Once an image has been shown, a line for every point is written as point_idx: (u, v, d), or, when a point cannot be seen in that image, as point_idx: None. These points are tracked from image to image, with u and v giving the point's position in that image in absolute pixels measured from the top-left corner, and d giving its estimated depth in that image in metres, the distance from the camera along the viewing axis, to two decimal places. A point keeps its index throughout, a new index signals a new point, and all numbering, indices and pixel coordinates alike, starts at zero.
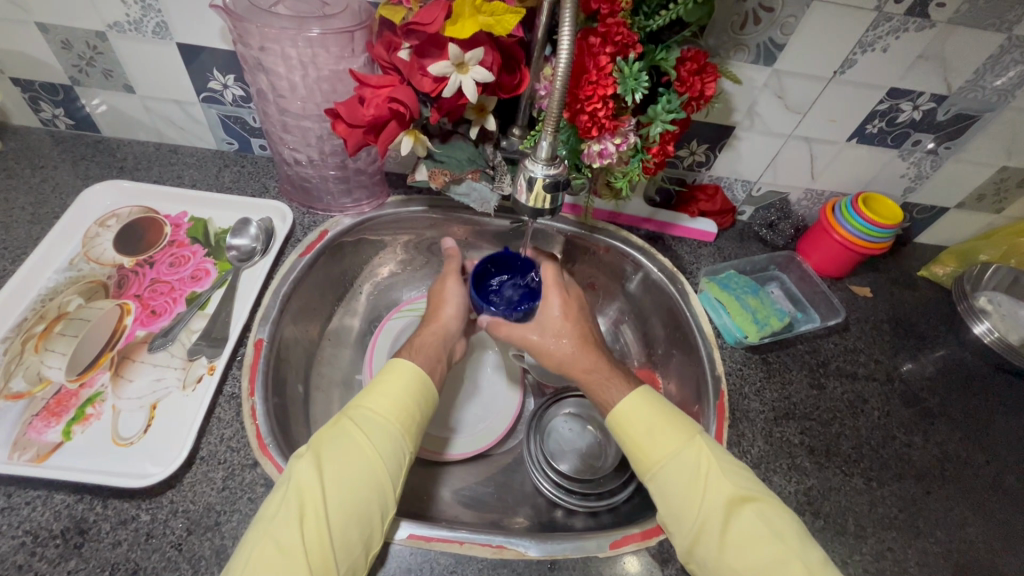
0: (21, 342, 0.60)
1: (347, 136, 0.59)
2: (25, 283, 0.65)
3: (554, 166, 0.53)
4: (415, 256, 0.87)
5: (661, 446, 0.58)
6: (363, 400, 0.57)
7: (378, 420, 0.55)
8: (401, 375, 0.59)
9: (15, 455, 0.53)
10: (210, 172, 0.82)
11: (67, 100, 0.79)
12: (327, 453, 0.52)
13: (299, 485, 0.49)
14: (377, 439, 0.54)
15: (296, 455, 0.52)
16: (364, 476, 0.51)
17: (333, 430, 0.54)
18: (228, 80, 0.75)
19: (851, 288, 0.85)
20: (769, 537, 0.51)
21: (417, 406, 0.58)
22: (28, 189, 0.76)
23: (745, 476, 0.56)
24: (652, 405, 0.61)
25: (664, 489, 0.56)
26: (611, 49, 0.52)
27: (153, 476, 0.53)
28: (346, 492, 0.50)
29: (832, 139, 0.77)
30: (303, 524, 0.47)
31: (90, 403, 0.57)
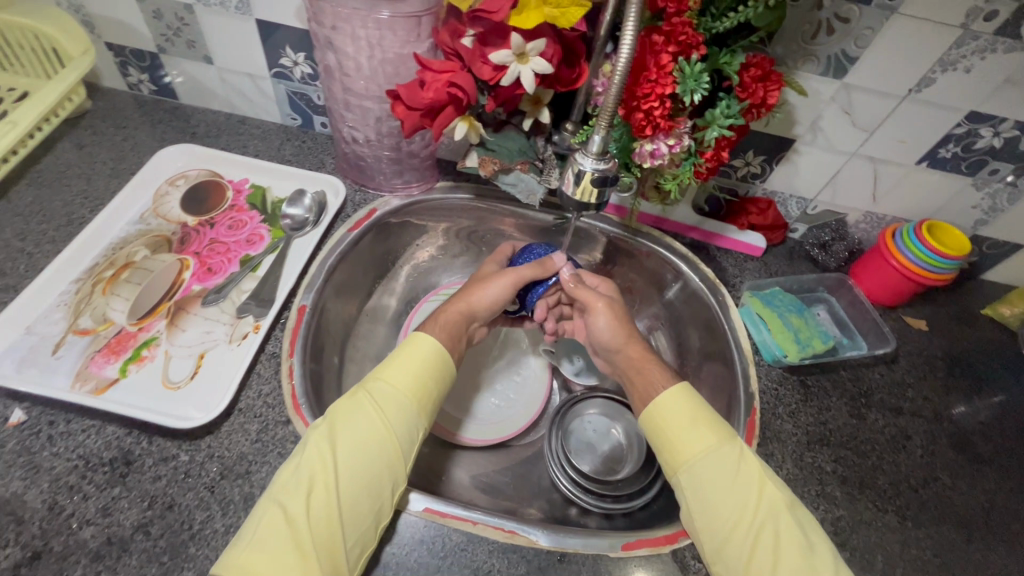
0: (92, 284, 0.65)
1: (405, 117, 0.62)
2: (100, 231, 0.70)
3: (605, 162, 0.54)
4: (456, 243, 0.89)
5: (696, 444, 0.56)
6: (381, 372, 0.58)
7: (394, 393, 0.56)
8: (418, 348, 0.60)
9: (77, 385, 0.57)
10: (273, 144, 0.86)
11: (152, 67, 0.85)
12: (340, 424, 0.54)
13: (313, 454, 0.51)
14: (390, 413, 0.55)
15: (312, 425, 0.54)
16: (374, 449, 0.52)
17: (349, 402, 0.55)
18: (298, 58, 0.78)
19: (904, 318, 0.80)
20: (800, 545, 0.51)
21: (433, 380, 0.59)
22: (110, 145, 0.82)
23: (778, 482, 0.56)
24: (691, 404, 0.59)
25: (694, 489, 0.55)
26: (673, 48, 0.51)
27: (194, 421, 0.56)
28: (358, 462, 0.52)
29: (898, 161, 0.73)
30: (313, 492, 0.49)
31: (146, 346, 0.61)
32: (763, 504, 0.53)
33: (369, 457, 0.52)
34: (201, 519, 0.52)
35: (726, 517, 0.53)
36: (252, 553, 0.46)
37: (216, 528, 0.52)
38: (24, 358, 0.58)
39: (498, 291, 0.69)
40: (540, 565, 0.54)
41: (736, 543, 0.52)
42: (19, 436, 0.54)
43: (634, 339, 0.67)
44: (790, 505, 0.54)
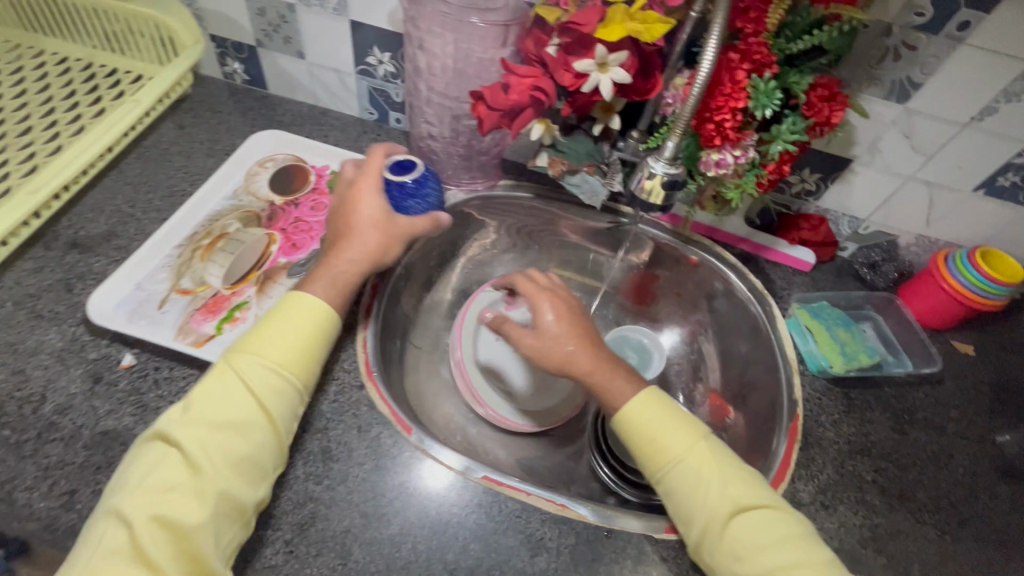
0: (191, 250, 0.72)
1: (485, 117, 0.66)
2: (199, 203, 0.77)
3: (674, 167, 0.58)
4: (512, 240, 0.93)
5: (674, 446, 0.58)
6: (254, 341, 0.57)
7: (259, 363, 0.55)
8: (291, 308, 0.58)
9: (180, 338, 0.64)
10: (351, 136, 0.93)
11: (249, 59, 0.93)
12: (195, 401, 0.53)
13: (181, 447, 0.50)
14: (242, 380, 0.54)
15: (177, 411, 0.53)
16: (230, 427, 0.52)
17: (216, 379, 0.54)
18: (384, 58, 0.85)
19: (951, 342, 0.81)
20: (769, 542, 0.53)
21: (314, 345, 0.58)
22: (207, 128, 0.90)
23: (757, 480, 0.57)
24: (665, 412, 0.60)
25: (678, 489, 0.56)
26: (748, 65, 0.55)
27: None
28: (228, 451, 0.51)
29: (955, 186, 0.75)
30: (187, 495, 0.48)
31: (238, 308, 0.67)
32: (732, 506, 0.55)
33: (237, 441, 0.51)
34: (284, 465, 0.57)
35: (705, 514, 0.55)
36: (100, 570, 0.45)
37: (297, 475, 0.57)
38: (134, 310, 0.65)
39: (382, 201, 0.65)
40: (588, 538, 0.57)
41: (710, 539, 0.54)
42: (130, 378, 0.61)
43: (585, 343, 0.63)
44: (765, 502, 0.55)
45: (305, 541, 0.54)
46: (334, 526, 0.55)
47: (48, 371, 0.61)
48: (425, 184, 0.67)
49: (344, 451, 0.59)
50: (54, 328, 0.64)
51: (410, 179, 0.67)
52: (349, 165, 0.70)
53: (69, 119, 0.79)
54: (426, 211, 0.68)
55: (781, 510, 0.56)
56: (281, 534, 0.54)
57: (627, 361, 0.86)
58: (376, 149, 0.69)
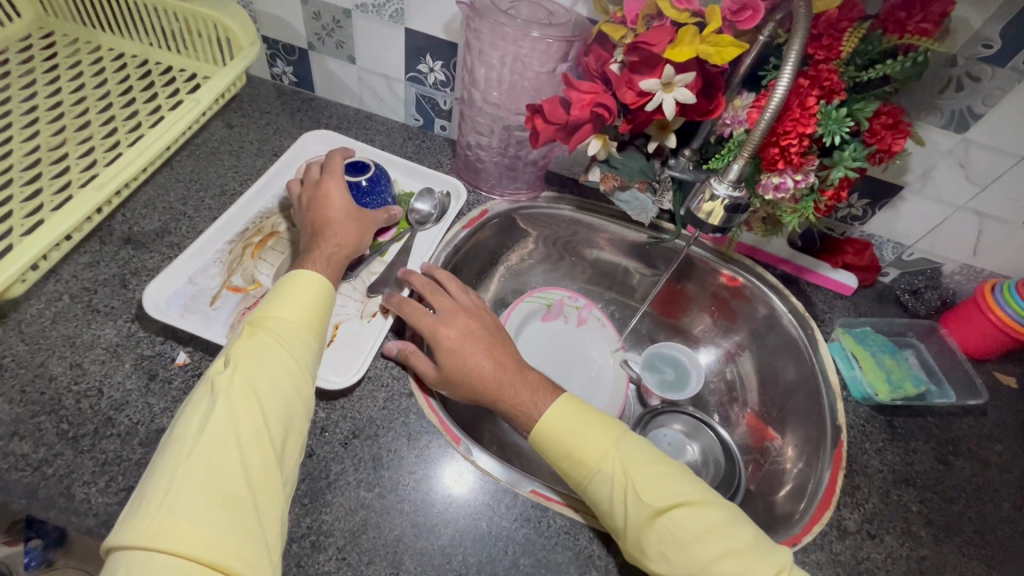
0: (242, 248, 0.73)
1: (542, 130, 0.67)
2: (251, 201, 0.78)
3: (737, 190, 0.58)
4: (551, 251, 0.94)
5: (590, 448, 0.58)
6: (271, 309, 0.58)
7: (291, 325, 0.57)
8: (301, 284, 0.60)
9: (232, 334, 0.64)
10: (396, 141, 0.94)
11: (299, 61, 0.94)
12: (239, 358, 0.53)
13: (223, 403, 0.50)
14: (285, 338, 0.56)
15: (214, 370, 0.53)
16: (285, 378, 0.53)
17: (250, 340, 0.55)
18: (435, 66, 0.85)
19: (994, 374, 0.81)
20: (721, 543, 0.52)
21: (322, 310, 0.60)
22: (255, 128, 0.91)
23: (667, 464, 0.57)
24: (574, 411, 0.61)
25: (606, 493, 0.55)
26: (818, 92, 0.56)
27: (335, 383, 0.62)
28: (280, 403, 0.51)
29: (1006, 218, 0.75)
30: (243, 447, 0.48)
31: None
32: (675, 508, 0.53)
33: (286, 392, 0.52)
34: (336, 470, 0.57)
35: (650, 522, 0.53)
36: (174, 518, 0.44)
37: (349, 481, 0.57)
38: (187, 304, 0.66)
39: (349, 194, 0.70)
40: None
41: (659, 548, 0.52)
42: (184, 376, 0.62)
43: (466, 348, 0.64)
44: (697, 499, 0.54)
45: (356, 548, 0.54)
46: (385, 534, 0.55)
47: (104, 366, 0.61)
48: (378, 184, 0.74)
49: (394, 459, 0.59)
50: (110, 322, 0.65)
51: (364, 179, 0.73)
52: (312, 166, 0.74)
53: (126, 116, 0.80)
54: (381, 207, 0.75)
55: (728, 511, 0.55)
56: (333, 540, 0.54)
57: (665, 376, 0.87)
58: (332, 152, 0.74)
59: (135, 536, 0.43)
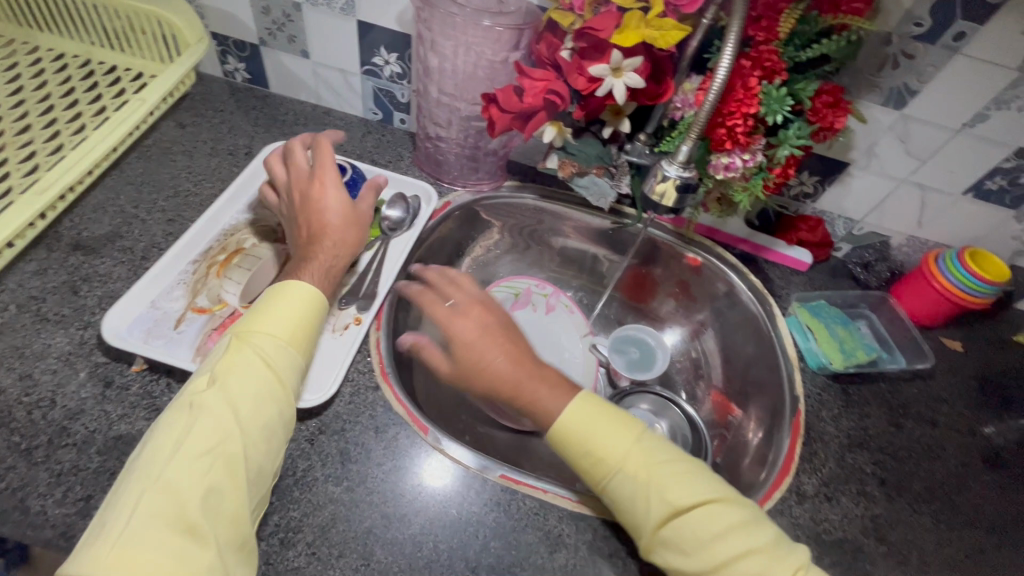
0: (207, 267, 0.70)
1: (498, 119, 0.68)
2: (215, 217, 0.75)
3: (688, 170, 0.59)
4: (517, 240, 0.94)
5: (614, 444, 0.57)
6: (253, 323, 0.55)
7: (275, 341, 0.55)
8: (291, 295, 0.57)
9: (197, 359, 0.62)
10: (355, 136, 0.93)
11: (251, 58, 0.92)
12: (215, 378, 0.52)
13: (195, 425, 0.49)
14: (268, 355, 0.54)
15: (192, 387, 0.51)
16: (263, 400, 0.52)
17: (233, 356, 0.53)
18: (391, 58, 0.85)
19: (941, 339, 0.85)
20: (735, 542, 0.53)
21: (309, 325, 0.57)
22: (208, 126, 0.89)
23: (693, 468, 0.57)
24: (596, 409, 0.59)
25: (627, 490, 0.55)
26: (759, 73, 0.57)
27: (311, 401, 0.60)
28: (255, 427, 0.50)
29: (946, 190, 0.78)
30: (212, 474, 0.47)
31: None
32: (694, 507, 0.54)
33: (261, 416, 0.51)
34: (303, 467, 0.57)
35: (668, 519, 0.54)
36: (130, 550, 0.43)
37: (316, 477, 0.57)
38: (150, 330, 0.63)
39: (344, 195, 0.65)
40: (605, 534, 0.58)
41: (674, 543, 0.53)
42: (142, 381, 0.60)
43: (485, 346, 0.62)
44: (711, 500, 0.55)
45: (326, 543, 0.54)
46: (354, 527, 0.55)
47: (57, 375, 0.60)
48: (356, 187, 0.74)
49: (361, 453, 0.59)
50: (61, 331, 0.63)
51: (342, 178, 0.73)
52: (297, 147, 0.69)
53: (69, 118, 0.77)
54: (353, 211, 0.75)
55: (740, 511, 0.55)
56: (302, 536, 0.54)
57: (630, 356, 0.89)
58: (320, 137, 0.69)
59: (90, 566, 0.42)
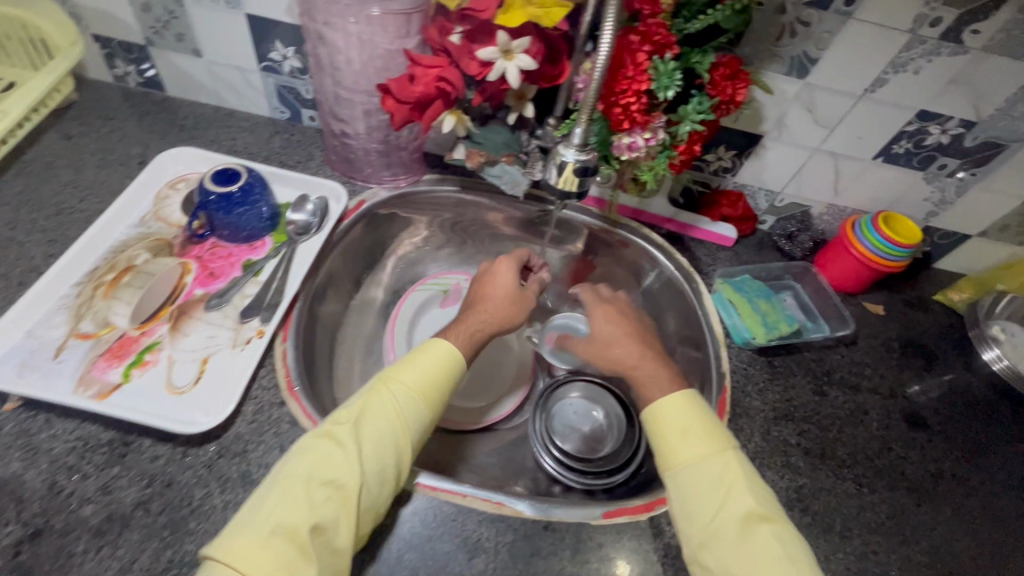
0: (92, 288, 0.66)
1: (395, 110, 0.64)
2: (101, 234, 0.70)
3: (585, 153, 0.57)
4: (443, 235, 0.91)
5: (689, 450, 0.57)
6: (394, 371, 0.58)
7: (408, 392, 0.56)
8: (434, 352, 0.60)
9: (79, 390, 0.57)
10: (261, 137, 0.88)
11: (140, 60, 0.85)
12: (366, 427, 0.53)
13: (338, 461, 0.51)
14: (404, 407, 0.55)
15: (333, 423, 0.54)
16: (385, 441, 0.53)
17: (371, 402, 0.55)
18: (288, 52, 0.80)
19: (864, 304, 0.86)
20: (779, 559, 0.51)
21: (447, 383, 0.59)
22: (97, 136, 0.83)
23: (769, 491, 0.56)
24: (693, 411, 0.59)
25: (683, 492, 0.56)
26: (649, 47, 0.55)
27: (200, 425, 0.57)
28: (376, 467, 0.52)
29: (857, 156, 0.78)
30: (332, 505, 0.49)
31: (148, 350, 0.62)
32: (743, 517, 0.53)
33: (385, 457, 0.53)
34: (200, 496, 0.54)
35: (708, 524, 0.53)
36: (239, 554, 0.45)
37: (215, 504, 0.54)
38: (26, 362, 0.59)
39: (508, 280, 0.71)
40: (526, 532, 0.58)
41: (714, 549, 0.52)
42: (16, 419, 0.56)
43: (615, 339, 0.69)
44: (771, 518, 0.53)
45: None
46: None
47: None
48: (253, 193, 0.70)
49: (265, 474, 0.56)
50: None
51: (235, 189, 0.68)
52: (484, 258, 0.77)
53: None
54: (255, 218, 0.71)
55: (787, 531, 0.53)
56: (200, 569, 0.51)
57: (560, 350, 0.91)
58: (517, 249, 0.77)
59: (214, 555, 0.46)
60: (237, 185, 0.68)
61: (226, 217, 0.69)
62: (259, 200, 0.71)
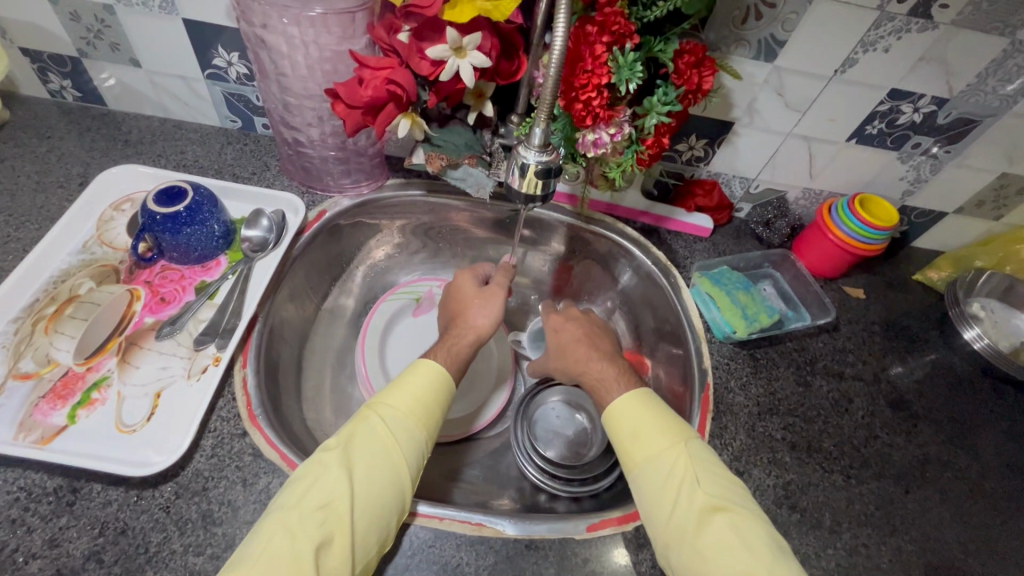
0: (32, 323, 0.61)
1: (346, 116, 0.60)
2: (40, 264, 0.66)
3: (547, 153, 0.54)
4: (412, 240, 0.87)
5: (645, 446, 0.57)
6: (384, 395, 0.58)
7: (399, 414, 0.56)
8: (424, 373, 0.60)
9: (20, 436, 0.53)
10: (213, 149, 0.83)
11: (75, 73, 0.80)
12: (357, 450, 0.52)
13: (331, 482, 0.49)
14: (396, 428, 0.55)
15: (323, 447, 0.53)
16: (380, 462, 0.52)
17: (360, 427, 0.54)
18: (232, 58, 0.75)
19: (844, 289, 0.85)
20: (739, 549, 0.49)
21: (438, 405, 0.59)
22: (33, 158, 0.78)
23: (731, 480, 0.55)
24: (646, 407, 0.60)
25: (641, 489, 0.56)
26: (607, 38, 0.52)
27: (155, 465, 0.53)
28: (372, 489, 0.50)
29: (830, 139, 0.76)
30: (329, 526, 0.47)
31: (96, 387, 0.58)
32: (698, 507, 0.52)
33: (382, 479, 0.51)
34: (157, 541, 0.51)
35: (666, 519, 0.53)
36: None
37: (174, 549, 0.51)
38: None
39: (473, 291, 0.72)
40: (508, 554, 0.56)
41: (675, 545, 0.51)
42: None
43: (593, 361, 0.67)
44: (729, 507, 0.52)
45: None
46: None
47: None
48: (200, 212, 0.65)
49: (227, 512, 0.53)
50: None
51: (181, 209, 0.64)
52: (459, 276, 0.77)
53: None
54: (207, 238, 0.67)
55: (750, 520, 0.52)
56: None
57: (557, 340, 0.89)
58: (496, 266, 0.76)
59: None
60: (185, 206, 0.64)
61: (174, 238, 0.65)
62: (211, 219, 0.67)
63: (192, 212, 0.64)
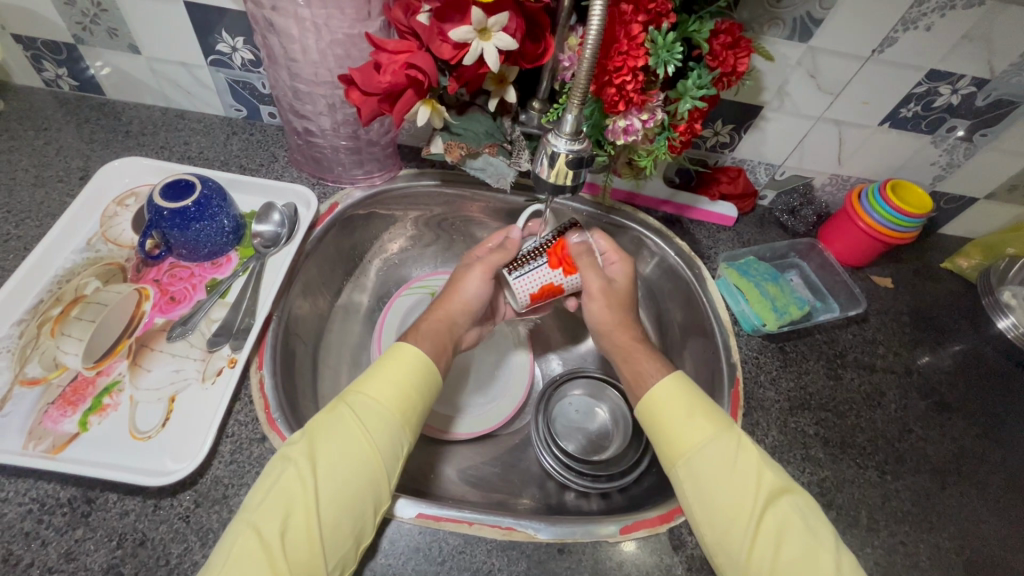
0: (38, 325, 0.58)
1: (361, 104, 0.57)
2: (41, 264, 0.63)
3: (578, 142, 0.50)
4: (425, 232, 0.84)
5: (683, 437, 0.55)
6: (359, 383, 0.55)
7: (371, 404, 0.53)
8: (398, 359, 0.57)
9: (30, 446, 0.51)
10: (217, 139, 0.80)
11: (71, 60, 0.76)
12: (320, 443, 0.50)
13: (292, 479, 0.48)
14: (367, 420, 0.52)
15: (289, 440, 0.51)
16: (345, 452, 0.50)
17: (331, 418, 0.52)
18: (237, 43, 0.71)
19: (872, 278, 0.82)
20: (806, 533, 0.51)
21: (416, 390, 0.56)
22: (31, 151, 0.74)
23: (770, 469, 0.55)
24: (677, 401, 0.57)
25: (692, 482, 0.53)
26: (644, 17, 0.49)
27: (173, 475, 0.51)
28: (342, 482, 0.48)
29: (862, 123, 0.73)
30: (294, 519, 0.46)
31: (107, 393, 0.55)
32: (762, 495, 0.52)
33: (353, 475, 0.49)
34: (178, 552, 0.49)
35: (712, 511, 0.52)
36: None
37: (197, 559, 0.49)
38: None
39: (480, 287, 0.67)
40: (540, 558, 0.54)
41: (721, 539, 0.51)
42: None
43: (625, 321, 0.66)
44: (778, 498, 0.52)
45: None
46: None
47: None
48: (209, 206, 0.62)
49: None
50: None
51: (189, 203, 0.60)
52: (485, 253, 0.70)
53: None
54: (215, 236, 0.64)
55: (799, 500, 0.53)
56: None
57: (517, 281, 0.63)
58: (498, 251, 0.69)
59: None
60: (189, 201, 0.60)
61: (182, 234, 0.62)
62: (218, 219, 0.63)
63: (197, 210, 0.61)
